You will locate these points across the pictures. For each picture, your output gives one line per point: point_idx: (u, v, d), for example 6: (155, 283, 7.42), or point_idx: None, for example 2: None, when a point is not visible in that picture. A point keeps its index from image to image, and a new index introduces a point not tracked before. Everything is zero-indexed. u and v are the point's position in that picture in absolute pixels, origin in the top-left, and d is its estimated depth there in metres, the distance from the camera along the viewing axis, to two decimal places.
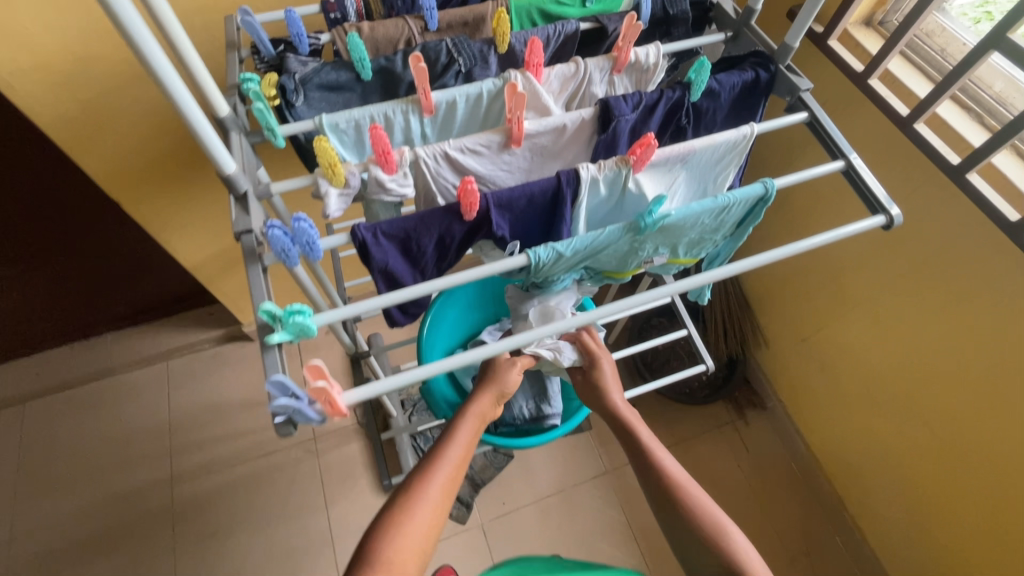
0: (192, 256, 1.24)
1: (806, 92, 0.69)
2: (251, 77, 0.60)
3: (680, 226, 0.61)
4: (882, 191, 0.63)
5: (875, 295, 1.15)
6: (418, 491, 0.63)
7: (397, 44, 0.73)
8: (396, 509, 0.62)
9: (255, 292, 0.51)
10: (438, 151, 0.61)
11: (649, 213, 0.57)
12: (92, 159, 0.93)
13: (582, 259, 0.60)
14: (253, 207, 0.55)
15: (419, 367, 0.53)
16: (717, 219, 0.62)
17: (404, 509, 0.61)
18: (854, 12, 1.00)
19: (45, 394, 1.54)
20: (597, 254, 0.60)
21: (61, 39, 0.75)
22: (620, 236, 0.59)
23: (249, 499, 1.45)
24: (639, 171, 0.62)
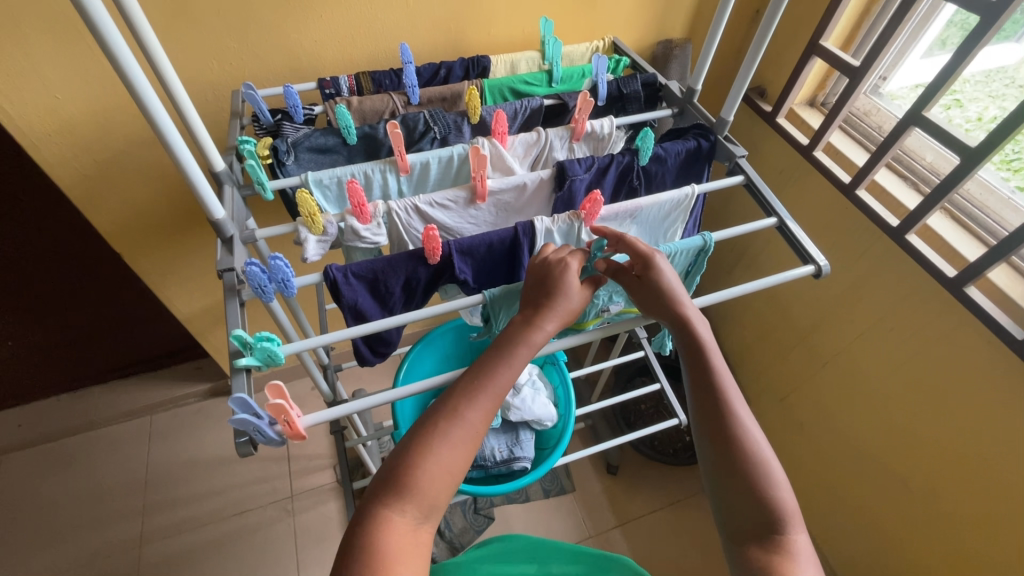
0: (186, 308, 1.30)
1: (742, 158, 0.77)
2: (247, 139, 0.69)
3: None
4: (811, 243, 0.68)
5: (840, 351, 1.18)
6: (454, 417, 0.51)
7: (383, 115, 0.83)
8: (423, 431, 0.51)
9: (230, 321, 0.55)
10: (409, 204, 0.67)
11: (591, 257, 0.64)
12: (101, 214, 1.01)
13: None
14: (237, 249, 0.61)
15: (390, 390, 0.58)
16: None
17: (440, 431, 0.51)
18: (797, 94, 1.13)
19: (24, 447, 1.53)
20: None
21: (87, 109, 0.86)
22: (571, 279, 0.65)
23: (217, 561, 1.39)
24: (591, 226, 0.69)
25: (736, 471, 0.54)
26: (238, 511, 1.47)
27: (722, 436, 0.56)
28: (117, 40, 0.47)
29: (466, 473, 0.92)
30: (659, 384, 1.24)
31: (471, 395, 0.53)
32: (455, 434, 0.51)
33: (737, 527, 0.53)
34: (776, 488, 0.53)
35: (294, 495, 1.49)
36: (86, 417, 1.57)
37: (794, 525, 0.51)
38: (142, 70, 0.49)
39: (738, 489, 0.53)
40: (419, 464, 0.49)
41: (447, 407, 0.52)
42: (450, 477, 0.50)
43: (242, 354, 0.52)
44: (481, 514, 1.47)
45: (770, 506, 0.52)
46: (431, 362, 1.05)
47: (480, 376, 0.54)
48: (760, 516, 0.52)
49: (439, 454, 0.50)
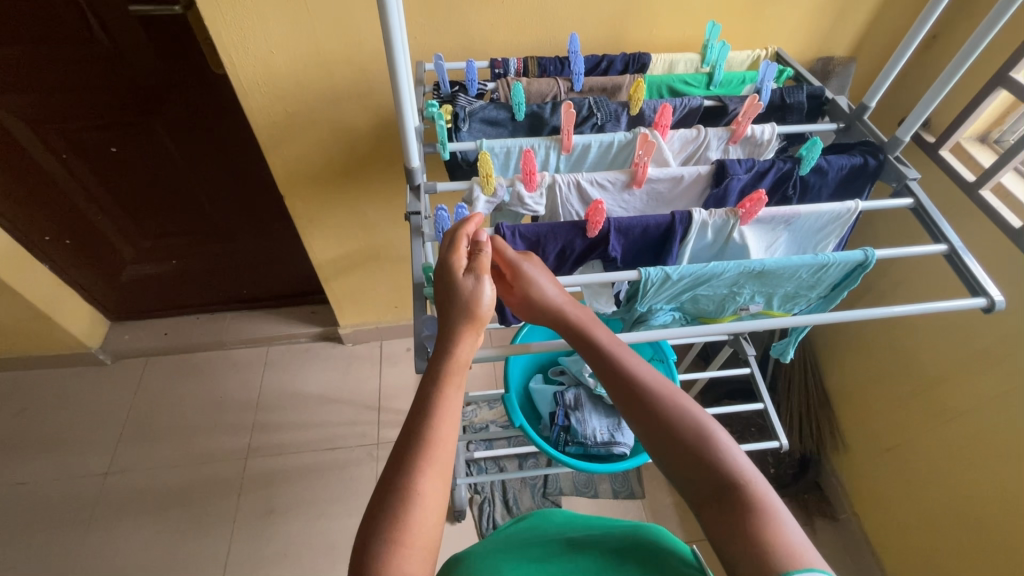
0: (323, 254, 1.44)
1: (913, 180, 0.75)
2: (436, 102, 0.77)
3: (778, 277, 0.67)
4: (985, 275, 0.65)
5: (971, 408, 1.09)
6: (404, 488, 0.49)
7: (546, 98, 0.88)
8: (385, 521, 0.47)
9: (416, 257, 0.63)
10: (572, 179, 0.72)
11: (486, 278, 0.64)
12: (279, 158, 1.16)
13: (685, 289, 0.67)
14: (423, 196, 0.68)
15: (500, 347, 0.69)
16: (814, 276, 0.68)
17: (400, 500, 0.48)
18: (968, 127, 1.06)
19: (168, 353, 1.77)
20: (703, 288, 0.68)
21: (294, 65, 0.98)
22: (724, 273, 0.66)
23: (308, 487, 1.53)
24: (750, 225, 0.70)
25: (670, 437, 0.55)
26: (330, 447, 1.60)
27: (647, 413, 0.57)
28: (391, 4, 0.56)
29: (564, 447, 0.95)
30: (762, 404, 1.21)
31: (412, 466, 0.50)
32: (413, 510, 0.48)
33: (699, 493, 0.52)
34: (718, 444, 0.53)
35: (380, 442, 1.60)
36: (218, 337, 1.78)
37: (747, 475, 0.50)
38: (399, 29, 0.58)
39: (687, 461, 0.53)
40: (395, 558, 0.46)
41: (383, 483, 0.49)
42: (426, 552, 0.47)
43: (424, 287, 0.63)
44: (549, 499, 1.51)
45: (721, 463, 0.52)
46: (541, 338, 1.10)
47: (418, 425, 0.52)
48: (711, 475, 0.52)
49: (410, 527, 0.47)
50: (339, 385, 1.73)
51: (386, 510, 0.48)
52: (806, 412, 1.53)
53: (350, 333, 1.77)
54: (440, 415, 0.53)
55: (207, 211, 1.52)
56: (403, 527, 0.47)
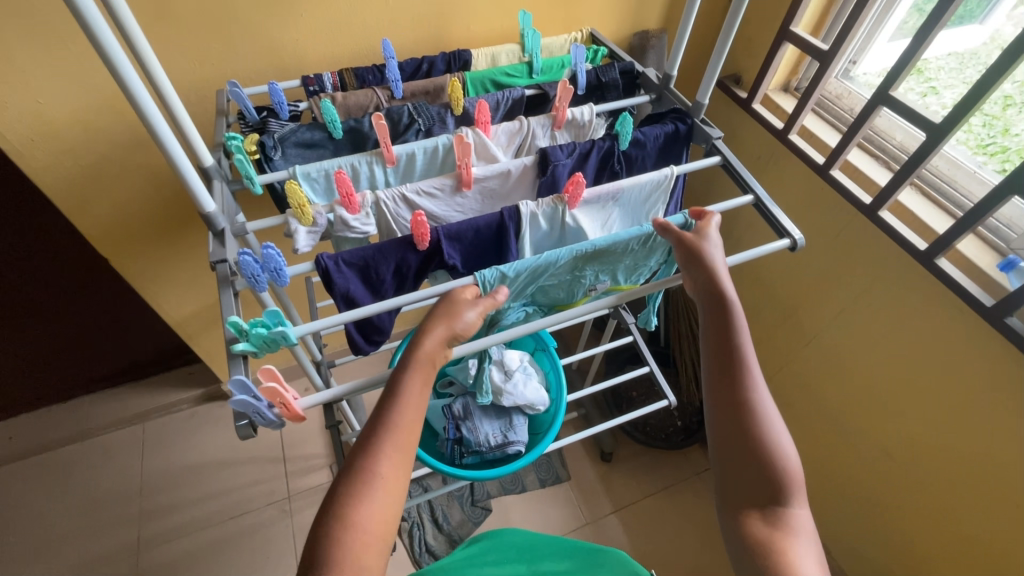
0: (177, 312, 1.30)
1: (718, 140, 0.80)
2: (234, 134, 0.70)
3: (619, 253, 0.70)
4: (786, 218, 0.71)
5: (822, 328, 1.22)
6: (366, 471, 0.51)
7: (367, 110, 0.84)
8: (342, 499, 0.50)
9: (225, 311, 0.57)
10: (396, 193, 0.69)
11: (264, 324, 0.52)
12: (87, 218, 1.01)
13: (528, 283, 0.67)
14: (229, 241, 0.62)
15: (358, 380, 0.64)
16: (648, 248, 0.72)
17: (354, 493, 0.50)
18: (771, 80, 1.16)
19: (16, 460, 1.52)
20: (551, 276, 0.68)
21: (71, 113, 0.86)
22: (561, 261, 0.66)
23: (217, 564, 1.39)
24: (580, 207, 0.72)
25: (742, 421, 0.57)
26: (236, 514, 1.47)
27: (733, 399, 0.58)
28: (111, 41, 0.49)
29: (461, 459, 0.94)
30: (649, 366, 1.27)
31: (380, 450, 0.52)
32: (375, 499, 0.50)
33: (742, 495, 0.55)
34: (782, 452, 0.55)
35: (291, 494, 1.49)
36: (79, 427, 1.56)
37: (798, 499, 0.54)
38: (133, 67, 0.50)
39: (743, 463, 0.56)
40: (343, 540, 0.48)
41: (346, 470, 0.52)
42: (382, 539, 0.50)
43: (238, 341, 0.53)
44: (479, 505, 1.49)
45: (779, 475, 0.54)
46: None
47: (388, 412, 0.54)
48: (770, 486, 0.54)
49: (361, 519, 0.49)
50: (234, 445, 1.59)
51: (340, 495, 0.50)
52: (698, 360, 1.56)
53: None
54: (410, 401, 0.55)
55: None
56: (359, 513, 0.49)
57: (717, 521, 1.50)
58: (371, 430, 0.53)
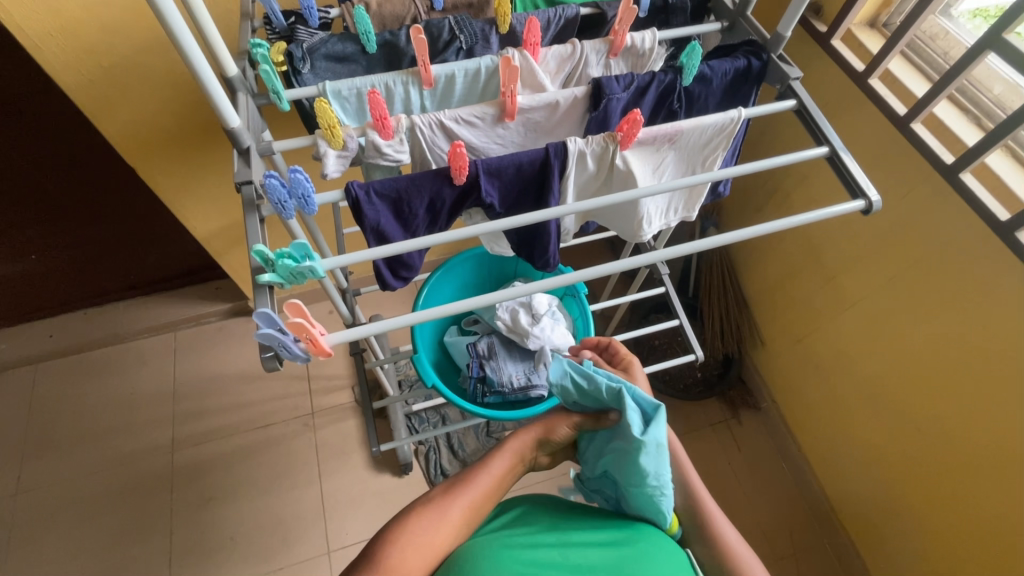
0: (203, 226, 1.29)
1: (796, 81, 0.71)
2: (260, 42, 0.64)
3: (644, 467, 0.66)
4: (863, 176, 0.64)
5: (869, 295, 1.16)
6: (443, 503, 0.62)
7: (404, 21, 0.76)
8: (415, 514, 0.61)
9: (251, 237, 0.54)
10: (434, 119, 0.63)
11: (290, 257, 0.49)
12: (111, 122, 0.98)
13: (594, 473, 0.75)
14: (254, 161, 0.58)
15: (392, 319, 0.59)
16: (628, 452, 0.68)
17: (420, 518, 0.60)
18: (857, 13, 1.02)
19: (56, 356, 1.59)
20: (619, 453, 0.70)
21: (90, 6, 0.81)
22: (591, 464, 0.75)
23: (246, 468, 1.48)
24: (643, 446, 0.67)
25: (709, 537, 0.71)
26: (262, 424, 1.54)
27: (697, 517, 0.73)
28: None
29: (484, 398, 0.96)
30: (678, 320, 1.22)
31: (455, 491, 0.64)
32: (436, 523, 0.60)
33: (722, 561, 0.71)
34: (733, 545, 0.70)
35: (314, 411, 1.55)
36: (113, 330, 1.61)
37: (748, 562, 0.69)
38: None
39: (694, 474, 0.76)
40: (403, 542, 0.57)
41: (423, 502, 0.63)
42: (423, 557, 0.58)
43: (265, 271, 0.51)
44: (494, 437, 1.51)
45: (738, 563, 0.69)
46: (449, 290, 1.06)
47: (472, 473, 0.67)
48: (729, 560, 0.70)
49: (416, 537, 0.58)
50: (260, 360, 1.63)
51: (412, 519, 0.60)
52: (726, 319, 1.57)
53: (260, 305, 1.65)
54: (490, 468, 0.67)
55: None
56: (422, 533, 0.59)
57: (726, 472, 1.52)
58: (454, 483, 0.65)
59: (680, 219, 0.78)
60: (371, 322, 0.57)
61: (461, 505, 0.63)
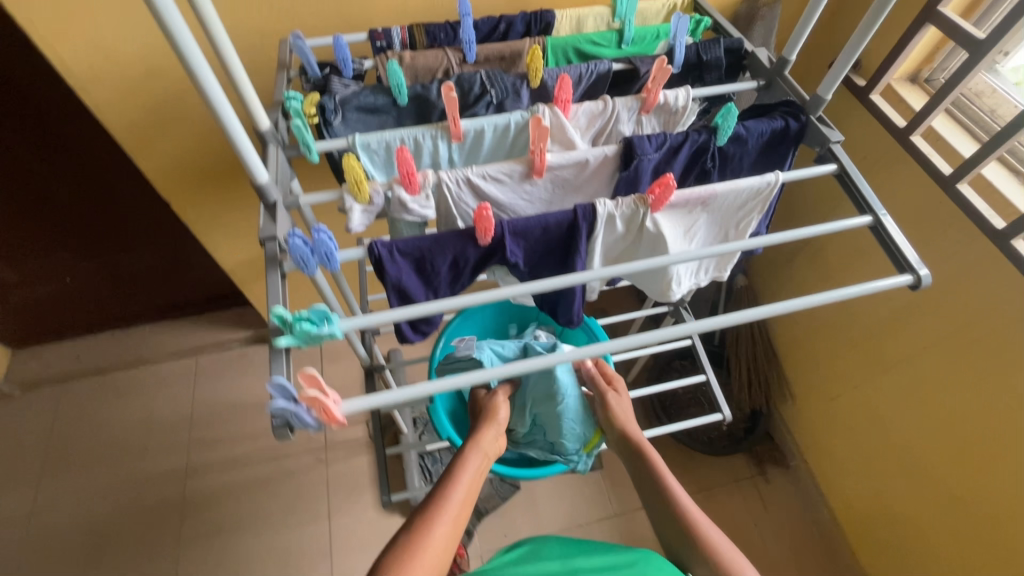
0: (231, 258, 1.31)
1: (837, 144, 0.68)
2: (294, 95, 0.65)
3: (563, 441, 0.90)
4: (911, 249, 0.61)
5: (911, 356, 1.10)
6: (432, 516, 0.63)
7: (435, 73, 0.76)
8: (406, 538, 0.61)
9: (271, 295, 0.53)
10: (461, 176, 0.63)
11: (308, 320, 0.48)
12: (149, 158, 1.01)
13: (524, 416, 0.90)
14: (280, 216, 0.57)
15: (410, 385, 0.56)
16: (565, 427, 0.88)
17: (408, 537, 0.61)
18: (898, 68, 0.99)
19: (82, 376, 1.62)
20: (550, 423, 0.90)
21: (137, 51, 0.84)
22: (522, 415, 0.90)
23: (256, 501, 1.46)
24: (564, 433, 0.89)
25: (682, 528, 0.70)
26: (275, 456, 1.52)
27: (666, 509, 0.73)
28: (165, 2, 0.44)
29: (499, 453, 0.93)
30: (704, 376, 1.16)
31: (437, 500, 0.66)
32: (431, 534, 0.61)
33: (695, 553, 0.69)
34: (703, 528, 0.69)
35: (328, 445, 1.53)
36: (138, 354, 1.64)
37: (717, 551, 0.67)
38: (187, 28, 0.46)
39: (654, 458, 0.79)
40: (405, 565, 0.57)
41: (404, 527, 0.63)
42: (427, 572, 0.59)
43: (282, 334, 0.50)
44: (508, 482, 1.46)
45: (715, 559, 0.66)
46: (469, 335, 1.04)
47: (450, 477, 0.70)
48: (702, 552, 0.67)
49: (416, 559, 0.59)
50: None
51: (402, 539, 0.60)
52: (754, 370, 1.50)
53: None
54: (462, 473, 0.70)
55: (92, 222, 1.34)
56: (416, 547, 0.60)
57: (753, 534, 1.44)
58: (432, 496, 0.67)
59: (711, 279, 0.74)
60: (388, 391, 0.52)
61: (446, 525, 0.63)
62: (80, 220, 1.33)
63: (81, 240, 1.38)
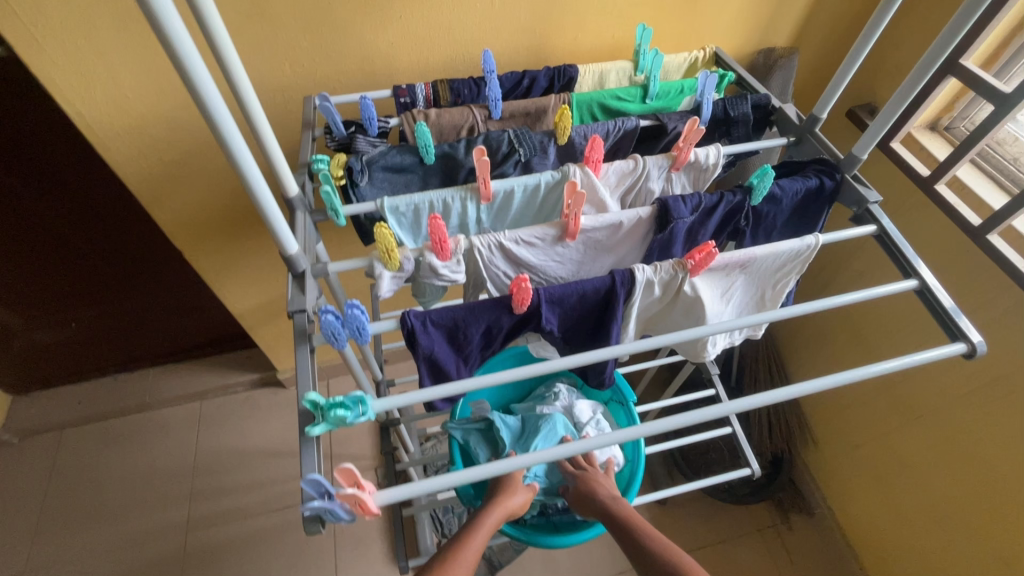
0: (242, 304, 1.29)
1: (874, 204, 0.67)
2: (321, 158, 0.64)
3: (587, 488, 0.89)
4: (962, 315, 0.58)
5: (943, 408, 1.06)
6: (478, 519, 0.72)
7: (461, 131, 0.76)
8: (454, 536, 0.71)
9: (301, 374, 0.50)
10: (493, 241, 0.61)
11: (342, 406, 0.45)
12: (163, 209, 1.00)
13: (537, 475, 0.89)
14: (309, 286, 0.55)
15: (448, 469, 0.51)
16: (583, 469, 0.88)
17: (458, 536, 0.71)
18: (918, 117, 0.99)
19: (83, 422, 1.58)
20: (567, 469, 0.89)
21: (158, 108, 0.83)
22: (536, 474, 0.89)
23: (259, 556, 1.40)
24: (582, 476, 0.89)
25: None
26: (280, 506, 1.47)
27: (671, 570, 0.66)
28: (207, 84, 0.43)
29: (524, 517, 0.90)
30: (729, 428, 1.06)
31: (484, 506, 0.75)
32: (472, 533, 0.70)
33: None
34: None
35: None
36: (141, 399, 1.60)
37: None
38: (227, 108, 0.44)
39: (641, 525, 0.73)
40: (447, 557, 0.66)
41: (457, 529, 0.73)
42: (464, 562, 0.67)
43: (314, 418, 0.47)
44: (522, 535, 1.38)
45: None
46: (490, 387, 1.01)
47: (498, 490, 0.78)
48: None
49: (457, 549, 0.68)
50: (284, 435, 1.59)
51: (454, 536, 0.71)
52: (774, 414, 1.47)
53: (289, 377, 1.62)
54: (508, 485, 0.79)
55: (101, 269, 1.32)
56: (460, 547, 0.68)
57: None
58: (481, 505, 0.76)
59: (746, 338, 0.71)
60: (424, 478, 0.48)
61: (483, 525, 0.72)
62: (87, 269, 1.31)
63: (86, 287, 1.36)
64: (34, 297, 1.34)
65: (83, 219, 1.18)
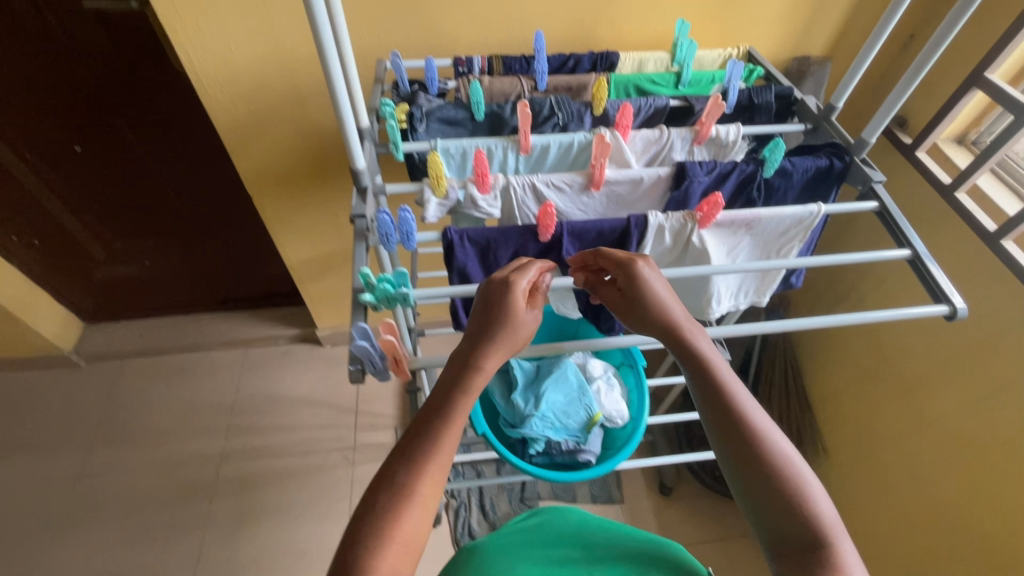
0: (295, 256, 1.42)
1: (879, 183, 0.73)
2: (389, 102, 0.75)
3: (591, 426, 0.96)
4: (947, 282, 0.64)
5: (951, 414, 1.08)
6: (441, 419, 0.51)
7: (509, 97, 0.86)
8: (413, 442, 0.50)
9: (357, 262, 0.61)
10: (527, 182, 0.70)
11: (387, 282, 0.55)
12: (243, 156, 1.14)
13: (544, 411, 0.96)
14: (369, 199, 0.66)
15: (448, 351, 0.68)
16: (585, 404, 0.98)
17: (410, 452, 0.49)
18: (944, 129, 1.04)
19: (142, 354, 1.74)
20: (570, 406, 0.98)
21: (255, 63, 0.97)
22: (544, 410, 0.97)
23: (282, 492, 1.51)
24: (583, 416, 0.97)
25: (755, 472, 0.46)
26: (305, 450, 1.58)
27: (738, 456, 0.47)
28: (321, 15, 0.53)
29: (529, 457, 0.96)
30: None
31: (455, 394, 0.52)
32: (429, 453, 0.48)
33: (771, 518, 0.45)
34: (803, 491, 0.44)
35: (356, 446, 1.57)
36: (193, 339, 1.75)
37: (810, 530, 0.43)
38: (333, 37, 0.55)
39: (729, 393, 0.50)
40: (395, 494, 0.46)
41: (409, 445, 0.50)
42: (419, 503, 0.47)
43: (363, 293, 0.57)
44: (526, 504, 1.47)
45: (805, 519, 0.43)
46: None
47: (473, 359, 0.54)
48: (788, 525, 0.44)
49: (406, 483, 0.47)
50: (315, 387, 1.70)
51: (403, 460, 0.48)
52: (787, 418, 1.49)
53: (327, 335, 1.74)
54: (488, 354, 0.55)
55: (179, 214, 1.48)
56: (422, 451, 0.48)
57: None
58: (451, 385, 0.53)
59: (750, 303, 0.79)
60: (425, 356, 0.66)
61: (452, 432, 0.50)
62: (167, 212, 1.47)
63: (163, 228, 1.52)
64: (119, 232, 1.51)
65: (171, 164, 1.34)
